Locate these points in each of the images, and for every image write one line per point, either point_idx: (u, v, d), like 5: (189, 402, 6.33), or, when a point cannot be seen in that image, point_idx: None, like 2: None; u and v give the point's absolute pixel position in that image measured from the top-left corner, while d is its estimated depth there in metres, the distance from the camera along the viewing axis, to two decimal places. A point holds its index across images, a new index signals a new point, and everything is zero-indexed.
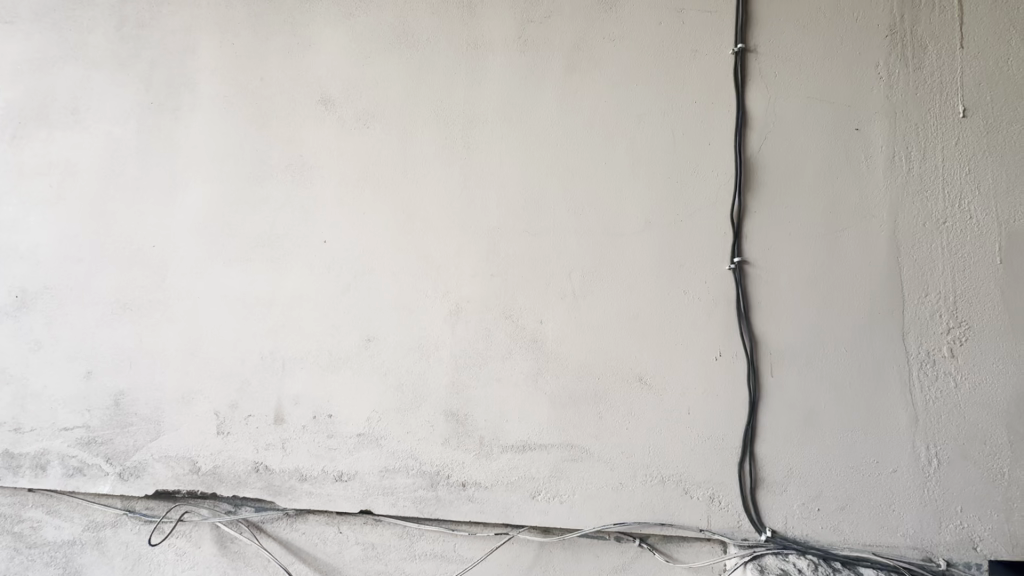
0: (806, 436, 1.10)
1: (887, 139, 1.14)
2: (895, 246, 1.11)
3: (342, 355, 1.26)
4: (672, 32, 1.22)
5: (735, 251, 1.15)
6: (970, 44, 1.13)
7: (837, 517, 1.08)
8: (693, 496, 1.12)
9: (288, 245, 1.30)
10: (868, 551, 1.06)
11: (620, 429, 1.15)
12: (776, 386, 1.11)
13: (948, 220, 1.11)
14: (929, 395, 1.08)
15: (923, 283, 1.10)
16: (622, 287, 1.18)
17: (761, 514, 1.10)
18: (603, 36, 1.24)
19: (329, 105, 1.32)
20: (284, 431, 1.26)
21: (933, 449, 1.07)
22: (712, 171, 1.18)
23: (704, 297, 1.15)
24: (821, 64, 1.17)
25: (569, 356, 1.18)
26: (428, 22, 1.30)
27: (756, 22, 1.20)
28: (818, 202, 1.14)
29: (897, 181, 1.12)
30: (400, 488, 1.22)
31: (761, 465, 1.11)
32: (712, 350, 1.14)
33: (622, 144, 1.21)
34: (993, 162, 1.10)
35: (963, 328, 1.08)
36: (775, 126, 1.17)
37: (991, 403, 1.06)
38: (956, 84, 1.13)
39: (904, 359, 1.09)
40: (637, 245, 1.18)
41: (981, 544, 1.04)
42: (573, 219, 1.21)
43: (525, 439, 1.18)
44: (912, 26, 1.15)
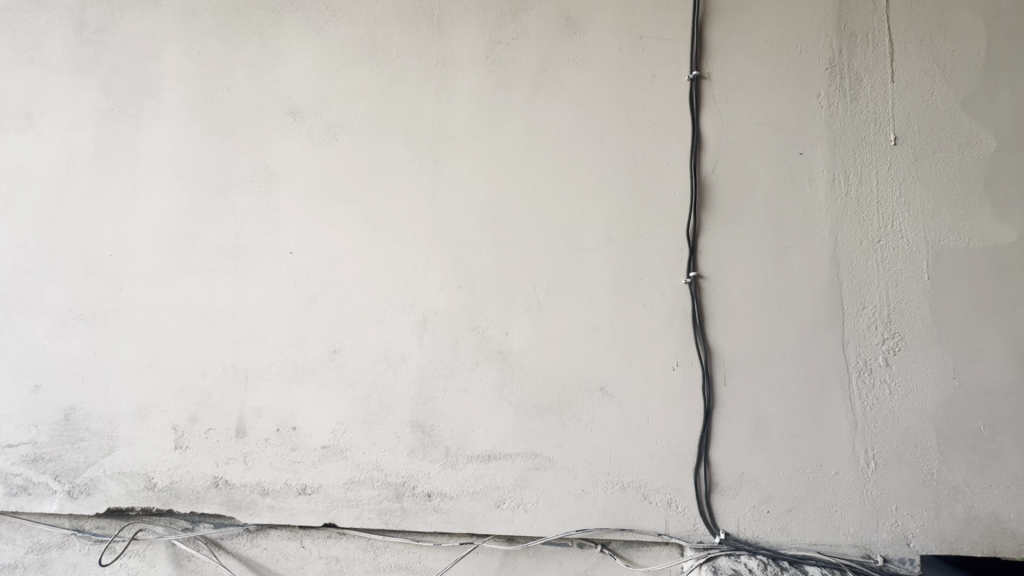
0: (757, 442, 1.16)
1: (828, 163, 1.22)
2: (835, 262, 1.20)
3: (307, 367, 1.25)
4: (632, 58, 1.28)
5: (690, 265, 1.21)
6: (900, 78, 1.24)
7: (785, 518, 1.14)
8: (652, 501, 1.16)
9: (253, 256, 1.29)
10: (813, 550, 1.13)
11: (583, 437, 1.18)
12: (729, 394, 1.17)
13: (882, 239, 1.20)
14: (867, 401, 1.16)
15: (861, 297, 1.18)
16: (585, 300, 1.22)
17: (715, 518, 1.15)
18: (568, 58, 1.29)
19: (297, 116, 1.32)
20: (245, 444, 1.24)
21: (870, 452, 1.14)
22: (669, 189, 1.24)
23: (662, 310, 1.20)
24: (768, 92, 1.25)
25: (534, 367, 1.21)
26: (397, 39, 1.32)
27: (710, 51, 1.27)
28: (767, 220, 1.22)
29: (838, 202, 1.21)
30: (364, 500, 1.21)
31: (715, 470, 1.16)
32: (669, 361, 1.19)
33: (586, 163, 1.26)
34: (921, 187, 1.21)
35: (897, 339, 1.17)
36: (727, 149, 1.24)
37: (922, 408, 1.15)
38: (888, 114, 1.23)
39: (844, 367, 1.17)
40: (600, 259, 1.23)
41: (913, 541, 1.12)
42: (538, 233, 1.25)
43: (490, 449, 1.20)
44: (850, 60, 1.25)
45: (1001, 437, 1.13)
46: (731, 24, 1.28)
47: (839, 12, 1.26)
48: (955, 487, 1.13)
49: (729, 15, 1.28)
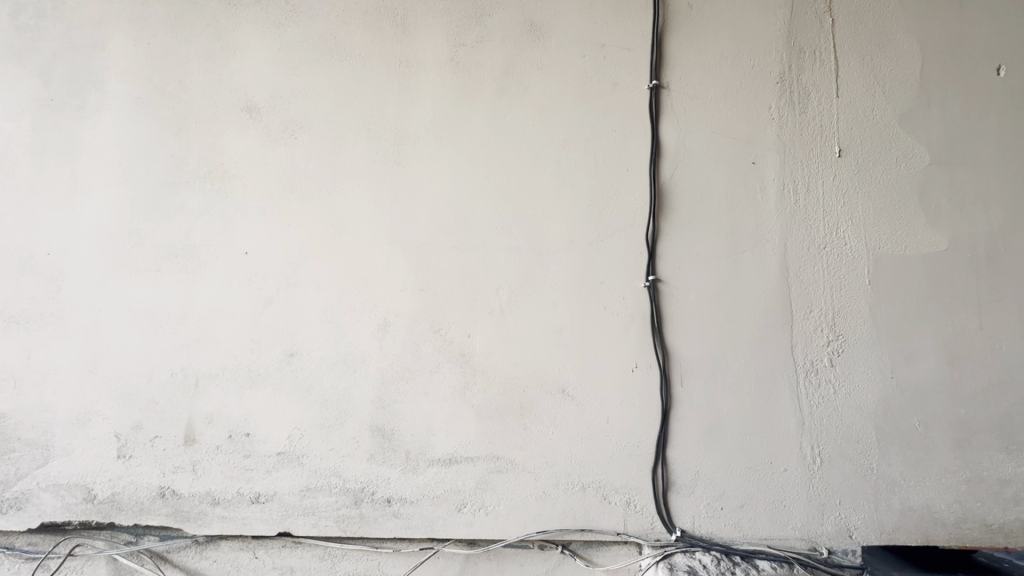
0: (712, 441, 1.20)
1: (778, 173, 1.28)
2: (785, 267, 1.25)
3: (262, 371, 1.21)
4: (595, 65, 1.31)
5: (649, 269, 1.24)
6: (844, 94, 1.30)
7: (737, 514, 1.18)
8: (611, 501, 1.18)
9: (205, 256, 1.24)
10: (763, 544, 1.17)
11: (544, 438, 1.19)
12: (685, 395, 1.21)
13: (827, 245, 1.26)
14: (814, 400, 1.21)
15: (808, 301, 1.24)
16: (547, 303, 1.23)
17: (672, 515, 1.18)
18: (532, 63, 1.30)
19: (254, 113, 1.28)
20: (195, 452, 1.19)
21: (816, 449, 1.20)
22: (629, 195, 1.27)
23: (621, 313, 1.23)
24: (723, 103, 1.30)
25: (496, 369, 1.21)
26: (360, 37, 1.30)
27: (669, 62, 1.31)
28: (721, 227, 1.26)
29: (787, 210, 1.27)
30: (321, 507, 1.18)
31: (672, 469, 1.19)
32: (628, 362, 1.21)
33: (548, 167, 1.27)
34: (863, 196, 1.28)
35: (841, 341, 1.23)
36: (684, 157, 1.28)
37: (864, 406, 1.21)
38: (834, 127, 1.30)
39: (792, 368, 1.22)
40: (562, 262, 1.24)
41: (855, 533, 1.18)
42: (500, 236, 1.25)
43: (451, 452, 1.19)
44: (798, 76, 1.31)
45: (933, 433, 1.20)
46: (689, 36, 1.32)
47: (789, 29, 1.32)
48: (892, 481, 1.19)
49: (687, 28, 1.32)
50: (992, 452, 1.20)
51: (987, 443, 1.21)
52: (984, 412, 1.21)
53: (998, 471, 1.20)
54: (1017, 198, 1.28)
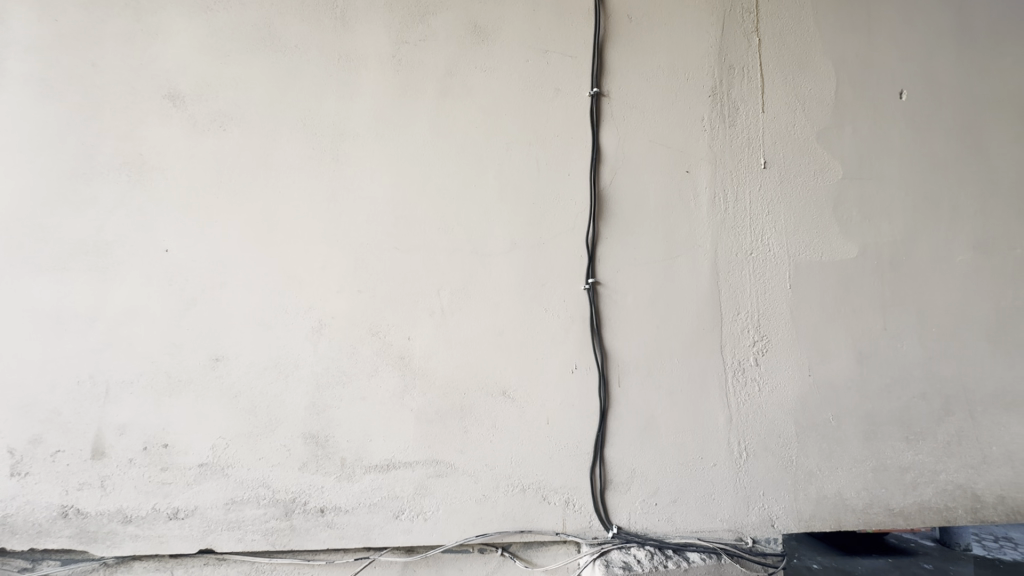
0: (647, 439, 1.23)
1: (709, 182, 1.34)
2: (715, 271, 1.31)
3: (183, 377, 1.13)
4: (538, 70, 1.32)
5: (589, 272, 1.26)
6: (769, 109, 1.39)
7: (670, 509, 1.22)
8: (550, 501, 1.19)
9: (120, 253, 1.15)
10: (694, 537, 1.22)
11: (485, 441, 1.19)
12: (622, 395, 1.24)
13: (753, 252, 1.34)
14: (740, 398, 1.28)
15: (736, 303, 1.31)
16: (488, 305, 1.23)
17: (609, 513, 1.21)
18: (475, 65, 1.30)
19: (178, 101, 1.20)
20: (104, 467, 1.10)
21: (742, 444, 1.26)
22: (571, 199, 1.29)
23: (562, 315, 1.25)
24: (660, 113, 1.35)
25: (436, 372, 1.19)
26: (297, 28, 1.25)
27: (609, 71, 1.35)
28: (657, 232, 1.31)
29: (717, 217, 1.34)
30: (248, 521, 1.12)
31: (609, 468, 1.22)
32: (568, 364, 1.23)
33: (491, 170, 1.27)
34: (785, 206, 1.36)
35: (765, 341, 1.31)
36: (623, 163, 1.32)
37: (785, 403, 1.29)
38: (759, 141, 1.38)
39: (721, 367, 1.28)
40: (504, 264, 1.24)
41: (777, 522, 1.25)
42: (442, 237, 1.24)
43: (389, 458, 1.16)
44: (728, 90, 1.38)
45: (845, 426, 1.30)
46: (628, 47, 1.36)
47: (720, 46, 1.39)
48: (809, 471, 1.28)
49: (626, 39, 1.37)
50: (895, 442, 1.32)
51: (891, 434, 1.32)
52: (888, 406, 1.33)
53: (899, 459, 1.32)
54: (916, 211, 1.41)
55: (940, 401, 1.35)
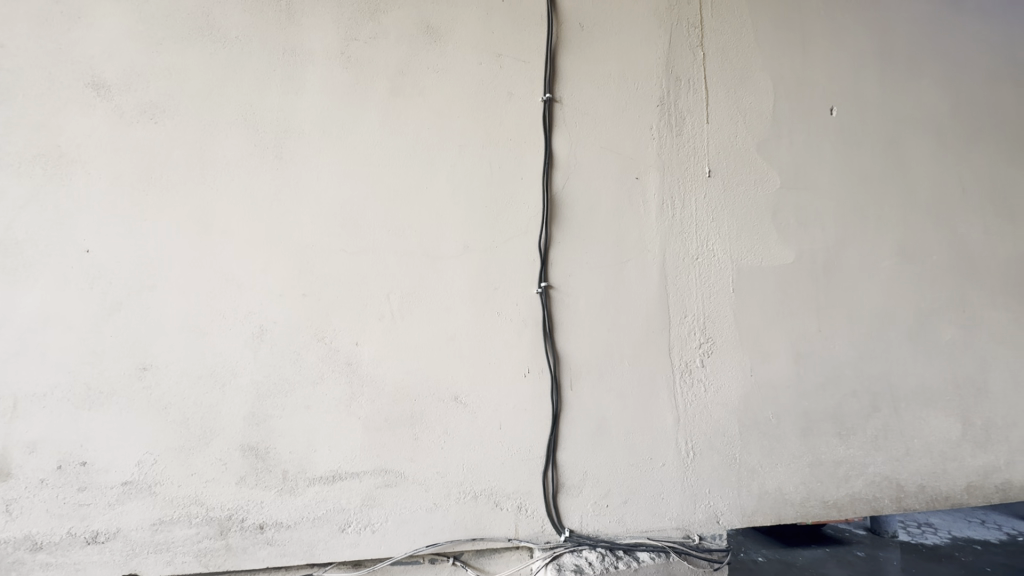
0: (599, 441, 1.25)
1: (658, 188, 1.38)
2: (664, 276, 1.35)
3: (105, 388, 1.04)
4: (491, 74, 1.32)
5: (541, 276, 1.27)
6: (714, 120, 1.45)
7: (621, 511, 1.24)
8: (503, 507, 1.18)
9: (32, 254, 1.05)
10: (644, 537, 1.24)
11: (436, 448, 1.16)
12: (574, 398, 1.25)
13: (699, 257, 1.38)
14: (688, 398, 1.31)
15: (683, 307, 1.35)
16: (440, 309, 1.20)
17: (561, 517, 1.21)
18: (427, 65, 1.28)
19: (103, 90, 1.11)
20: (10, 489, 0.99)
21: (690, 444, 1.30)
22: (524, 203, 1.29)
23: (515, 318, 1.24)
24: (610, 121, 1.38)
25: (385, 379, 1.16)
26: (238, 19, 1.19)
27: (562, 77, 1.37)
28: (608, 237, 1.33)
29: (666, 223, 1.37)
30: (177, 542, 1.04)
31: (562, 471, 1.22)
32: (521, 368, 1.23)
33: (444, 172, 1.26)
34: (729, 213, 1.42)
35: (710, 343, 1.35)
36: (575, 169, 1.34)
37: (729, 402, 1.34)
38: (705, 150, 1.43)
39: (670, 369, 1.31)
40: (456, 268, 1.23)
41: (722, 518, 1.29)
42: (392, 240, 1.20)
43: (335, 468, 1.11)
44: (675, 100, 1.43)
45: (784, 423, 1.36)
46: (580, 55, 1.39)
47: (667, 58, 1.44)
48: (751, 468, 1.33)
49: (578, 46, 1.39)
50: (828, 438, 1.39)
51: (825, 430, 1.39)
52: (822, 403, 1.40)
53: (833, 453, 1.39)
54: (846, 219, 1.51)
55: (868, 397, 1.44)
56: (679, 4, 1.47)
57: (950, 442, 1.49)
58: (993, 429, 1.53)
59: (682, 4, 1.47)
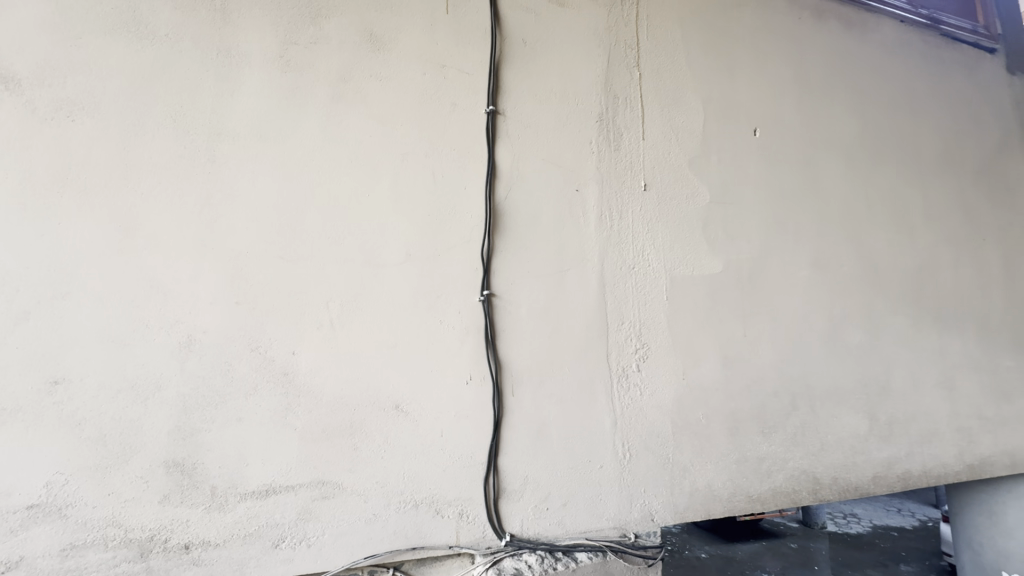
0: (539, 446, 1.27)
1: (597, 200, 1.44)
2: (602, 284, 1.40)
3: (6, 405, 0.95)
4: (435, 84, 1.34)
5: (484, 284, 1.29)
6: (649, 137, 1.53)
7: (561, 513, 1.27)
8: (444, 515, 1.18)
9: None
10: (583, 538, 1.28)
11: (376, 458, 1.15)
12: (516, 404, 1.27)
13: (636, 266, 1.45)
14: (625, 402, 1.37)
15: (621, 313, 1.41)
16: (381, 317, 1.20)
17: (502, 522, 1.22)
18: (370, 73, 1.28)
19: (11, 83, 1.03)
20: None
21: (626, 446, 1.35)
22: (467, 212, 1.31)
23: (457, 326, 1.26)
24: (552, 134, 1.43)
25: (323, 389, 1.14)
26: (169, 17, 1.15)
27: (504, 91, 1.40)
28: (549, 247, 1.37)
29: (604, 234, 1.43)
30: (91, 567, 0.97)
31: (503, 477, 1.24)
32: (463, 375, 1.24)
33: (386, 180, 1.26)
34: (663, 225, 1.50)
35: (646, 348, 1.42)
36: (518, 180, 1.37)
37: (663, 404, 1.41)
38: (641, 164, 1.51)
39: (607, 374, 1.37)
40: (398, 276, 1.23)
41: (656, 516, 1.36)
42: (332, 247, 1.19)
43: (268, 482, 1.08)
44: (614, 117, 1.50)
45: (713, 423, 1.45)
46: (523, 70, 1.43)
47: (606, 76, 1.51)
48: (683, 467, 1.40)
49: (521, 61, 1.43)
50: (753, 436, 1.49)
51: (750, 429, 1.49)
52: (748, 404, 1.50)
53: (757, 450, 1.49)
54: (768, 232, 1.63)
55: (788, 397, 1.55)
56: (617, 26, 1.54)
57: (859, 436, 1.63)
58: (895, 423, 1.69)
59: (620, 26, 1.55)
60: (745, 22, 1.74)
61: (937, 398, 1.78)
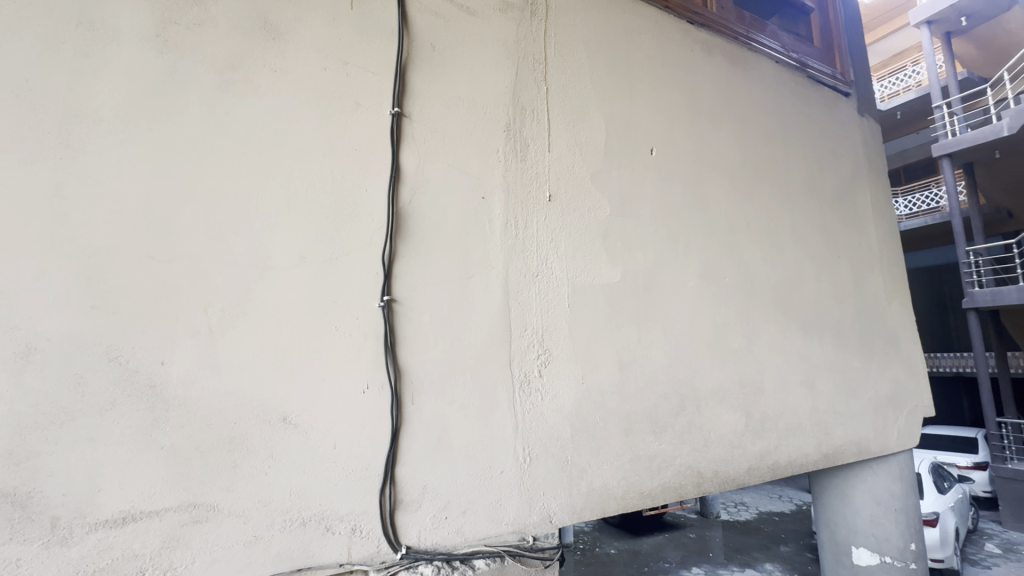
0: (438, 454, 1.26)
1: (502, 209, 1.46)
2: (506, 291, 1.43)
3: None
4: (337, 80, 1.29)
5: (384, 289, 1.25)
6: (554, 149, 1.58)
7: (459, 521, 1.26)
8: (334, 532, 1.13)
9: None
10: (481, 545, 1.27)
11: (259, 475, 1.07)
12: (415, 412, 1.24)
13: (539, 274, 1.49)
14: (526, 407, 1.40)
15: (524, 320, 1.44)
16: (269, 324, 1.12)
17: (398, 534, 1.19)
18: (263, 63, 1.20)
19: None
20: None
21: (526, 450, 1.38)
22: (368, 215, 1.27)
23: (354, 333, 1.21)
24: (459, 141, 1.43)
25: (198, 402, 1.04)
26: None
27: (411, 94, 1.38)
28: (454, 253, 1.37)
29: (509, 241, 1.46)
30: None
31: (400, 488, 1.20)
32: (360, 384, 1.19)
33: (278, 177, 1.18)
34: (565, 235, 1.56)
35: (547, 354, 1.46)
36: (422, 184, 1.35)
37: (563, 408, 1.45)
38: (546, 176, 1.55)
39: (510, 380, 1.39)
40: (290, 280, 1.16)
41: (554, 517, 1.39)
42: (213, 247, 1.09)
43: (126, 509, 0.96)
44: (521, 128, 1.54)
45: (609, 425, 1.52)
46: (431, 74, 1.42)
47: (514, 88, 1.55)
48: (581, 468, 1.45)
49: (429, 66, 1.42)
50: (645, 435, 1.59)
51: (642, 429, 1.59)
52: (641, 406, 1.59)
53: (648, 449, 1.59)
54: (662, 245, 1.75)
55: (677, 398, 1.68)
56: (525, 40, 1.59)
57: (737, 432, 1.80)
58: (767, 420, 1.89)
59: (529, 41, 1.59)
60: (644, 49, 1.86)
61: (801, 396, 2.01)
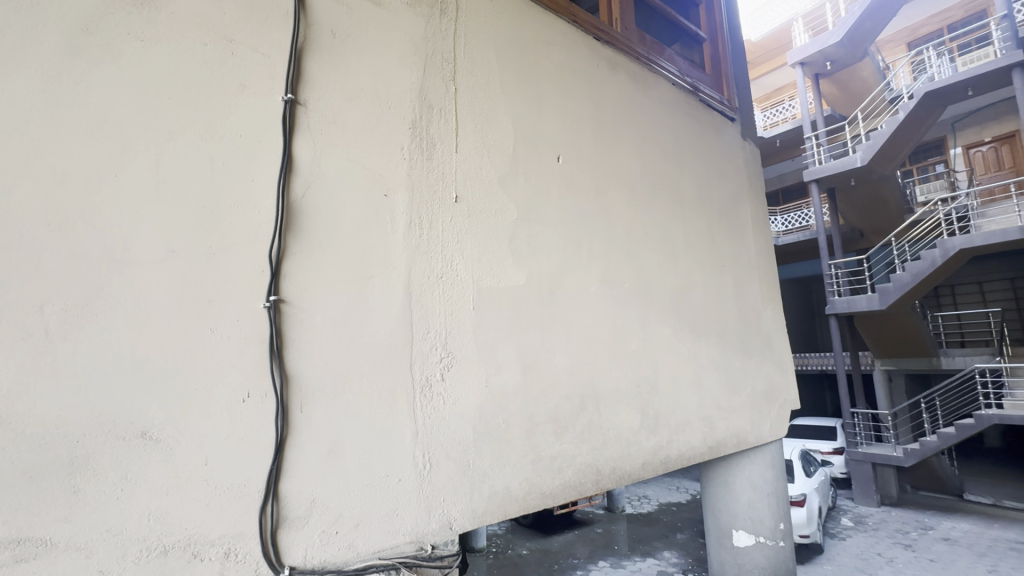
0: (330, 465, 1.18)
1: (406, 208, 1.42)
2: (408, 292, 1.38)
3: None
4: (219, 58, 1.17)
5: (270, 289, 1.15)
6: (461, 150, 1.57)
7: (352, 535, 1.19)
8: (203, 558, 1.01)
9: None
10: (376, 558, 1.21)
11: (108, 499, 0.93)
12: (304, 422, 1.16)
13: (444, 275, 1.46)
14: (427, 412, 1.36)
15: (427, 322, 1.40)
16: (126, 326, 0.98)
17: (280, 554, 1.09)
18: (127, 30, 1.06)
19: None
20: None
21: (426, 456, 1.34)
22: (253, 208, 1.16)
23: (233, 337, 1.10)
24: (360, 134, 1.36)
25: (28, 418, 0.88)
26: None
27: (307, 81, 1.29)
28: (351, 252, 1.30)
29: (412, 241, 1.41)
30: None
31: (284, 504, 1.11)
32: (239, 393, 1.09)
33: (143, 161, 1.04)
34: (471, 236, 1.55)
35: (450, 358, 1.43)
36: (318, 177, 1.27)
37: (465, 413, 1.43)
38: (453, 176, 1.53)
39: (410, 384, 1.34)
40: (154, 277, 1.02)
41: (454, 524, 1.37)
42: (54, 237, 0.94)
43: None
44: (427, 126, 1.50)
45: (512, 426, 1.53)
46: (331, 61, 1.34)
47: (421, 84, 1.51)
48: (483, 471, 1.45)
49: (329, 53, 1.34)
50: (547, 436, 1.62)
51: (545, 430, 1.62)
52: (543, 407, 1.62)
53: (550, 449, 1.62)
54: (566, 250, 1.80)
55: (578, 399, 1.73)
56: (434, 38, 1.56)
57: (633, 430, 1.89)
58: (660, 416, 2.01)
59: (437, 39, 1.57)
60: (552, 59, 1.91)
61: (690, 393, 2.17)
